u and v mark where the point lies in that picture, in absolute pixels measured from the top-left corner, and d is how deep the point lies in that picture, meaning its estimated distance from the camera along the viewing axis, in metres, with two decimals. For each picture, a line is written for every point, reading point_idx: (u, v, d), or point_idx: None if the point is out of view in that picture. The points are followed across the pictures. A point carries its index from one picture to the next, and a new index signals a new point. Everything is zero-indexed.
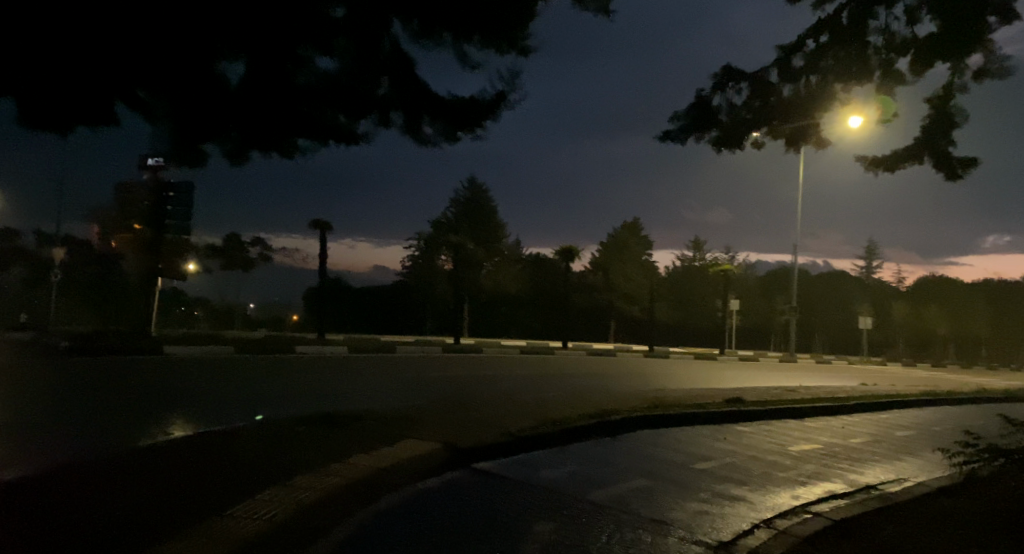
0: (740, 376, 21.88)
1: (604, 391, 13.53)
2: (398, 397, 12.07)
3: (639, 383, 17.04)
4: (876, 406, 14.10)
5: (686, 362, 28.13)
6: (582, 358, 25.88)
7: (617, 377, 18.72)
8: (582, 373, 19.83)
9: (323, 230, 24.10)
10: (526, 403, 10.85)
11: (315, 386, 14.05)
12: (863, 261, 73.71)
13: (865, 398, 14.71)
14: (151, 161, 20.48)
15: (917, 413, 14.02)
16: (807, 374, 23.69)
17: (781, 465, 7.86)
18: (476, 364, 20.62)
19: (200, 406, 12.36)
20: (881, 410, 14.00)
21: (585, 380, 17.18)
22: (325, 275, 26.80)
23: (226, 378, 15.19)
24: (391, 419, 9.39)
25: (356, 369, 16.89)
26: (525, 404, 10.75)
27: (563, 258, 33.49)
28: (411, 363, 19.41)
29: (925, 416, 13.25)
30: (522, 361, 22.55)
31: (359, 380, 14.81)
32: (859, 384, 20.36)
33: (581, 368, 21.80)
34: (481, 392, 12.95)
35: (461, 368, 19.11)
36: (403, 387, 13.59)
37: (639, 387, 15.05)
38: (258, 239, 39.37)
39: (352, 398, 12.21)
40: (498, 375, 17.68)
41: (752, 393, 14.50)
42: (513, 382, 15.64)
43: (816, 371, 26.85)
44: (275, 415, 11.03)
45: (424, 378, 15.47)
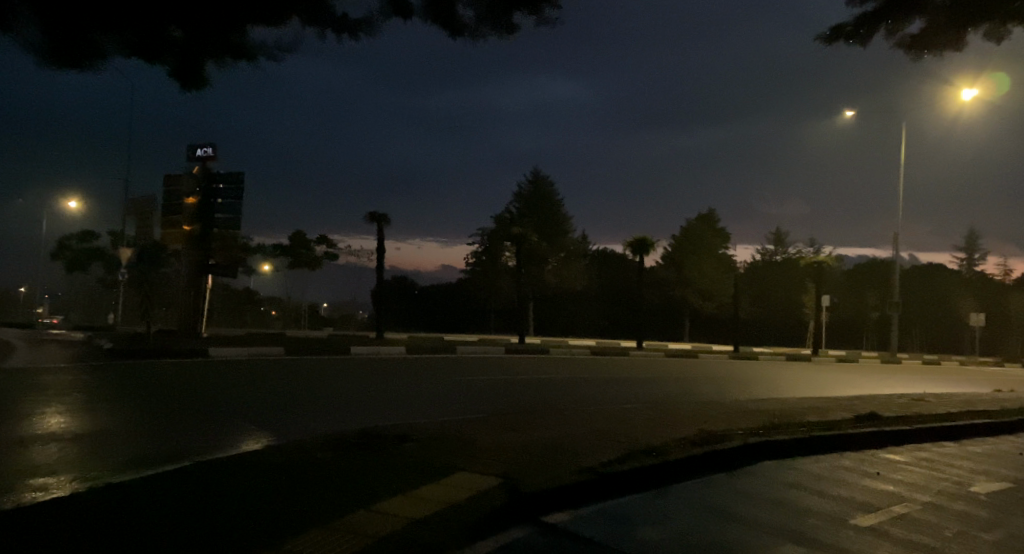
0: (846, 381, 19.16)
1: (699, 404, 11.33)
2: (452, 410, 10.20)
3: (735, 392, 14.69)
4: None
5: (776, 364, 25.39)
6: (662, 361, 23.49)
7: (707, 384, 16.39)
8: (665, 379, 17.58)
9: (381, 224, 22.64)
10: (610, 422, 8.77)
11: (362, 392, 12.31)
12: (963, 253, 68.30)
13: (1021, 411, 11.99)
14: (199, 150, 20.10)
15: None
16: (921, 380, 20.70)
17: (976, 518, 5.55)
18: (546, 368, 18.59)
19: (230, 413, 10.76)
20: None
21: (673, 388, 14.97)
22: (385, 272, 25.32)
23: (267, 382, 13.64)
24: (439, 442, 7.45)
25: (411, 374, 15.09)
26: (610, 423, 8.66)
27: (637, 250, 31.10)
28: (474, 366, 17.53)
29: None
30: (597, 364, 20.41)
31: (411, 386, 13.01)
32: (993, 390, 17.44)
33: (662, 372, 19.48)
34: (553, 406, 10.92)
35: (528, 373, 17.11)
36: (459, 397, 11.71)
37: (739, 398, 12.79)
38: (324, 237, 38.39)
39: (398, 409, 10.36)
40: (570, 383, 15.63)
41: (880, 405, 12.05)
42: (588, 392, 13.56)
43: (929, 374, 23.77)
44: (307, 430, 9.30)
45: (486, 386, 13.54)
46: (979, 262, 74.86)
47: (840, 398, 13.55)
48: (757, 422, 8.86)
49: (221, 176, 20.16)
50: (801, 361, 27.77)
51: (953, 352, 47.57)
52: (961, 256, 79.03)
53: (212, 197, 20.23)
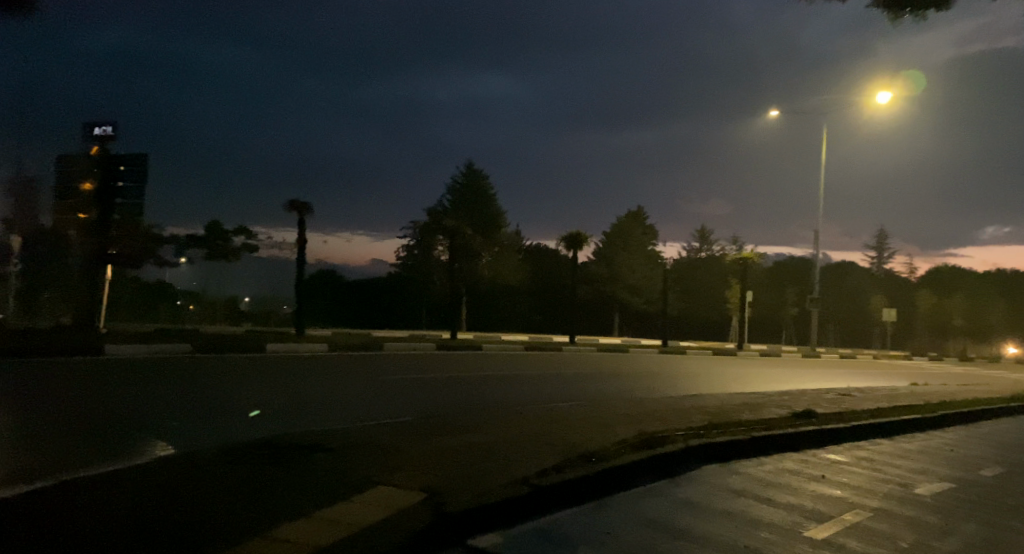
0: (772, 377, 19.33)
1: (630, 402, 10.96)
2: (374, 413, 9.45)
3: (666, 389, 14.43)
4: (963, 416, 11.53)
5: (702, 359, 25.49)
6: (591, 356, 23.23)
7: (638, 380, 16.13)
8: (595, 375, 17.26)
9: (302, 213, 21.52)
10: (541, 425, 8.24)
11: (275, 390, 11.42)
12: (874, 251, 71.25)
13: (945, 406, 12.09)
14: (99, 130, 18.53)
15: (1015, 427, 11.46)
16: (843, 374, 21.08)
17: (927, 525, 5.25)
18: (474, 365, 17.99)
19: (124, 414, 9.71)
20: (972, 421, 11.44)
21: (603, 385, 14.64)
22: (306, 264, 24.20)
23: (172, 381, 12.55)
24: (356, 452, 6.75)
25: (331, 372, 14.24)
26: (541, 427, 8.15)
27: (568, 244, 30.80)
28: (399, 364, 16.75)
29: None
30: (526, 361, 19.92)
31: (329, 385, 12.21)
32: (912, 384, 17.80)
33: (592, 369, 19.16)
34: (481, 407, 10.34)
35: (455, 371, 16.46)
36: (382, 398, 11.00)
37: (669, 395, 12.52)
38: (244, 228, 36.66)
39: (315, 410, 9.58)
40: (498, 380, 15.09)
41: (810, 400, 11.97)
42: (519, 391, 13.04)
43: (848, 368, 24.36)
44: (211, 435, 8.40)
45: (411, 385, 12.82)
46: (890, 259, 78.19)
47: (770, 392, 13.52)
48: (693, 422, 8.52)
49: (124, 158, 18.67)
50: (725, 356, 28.10)
51: (866, 346, 49.45)
52: (873, 254, 82.41)
53: (115, 180, 18.75)
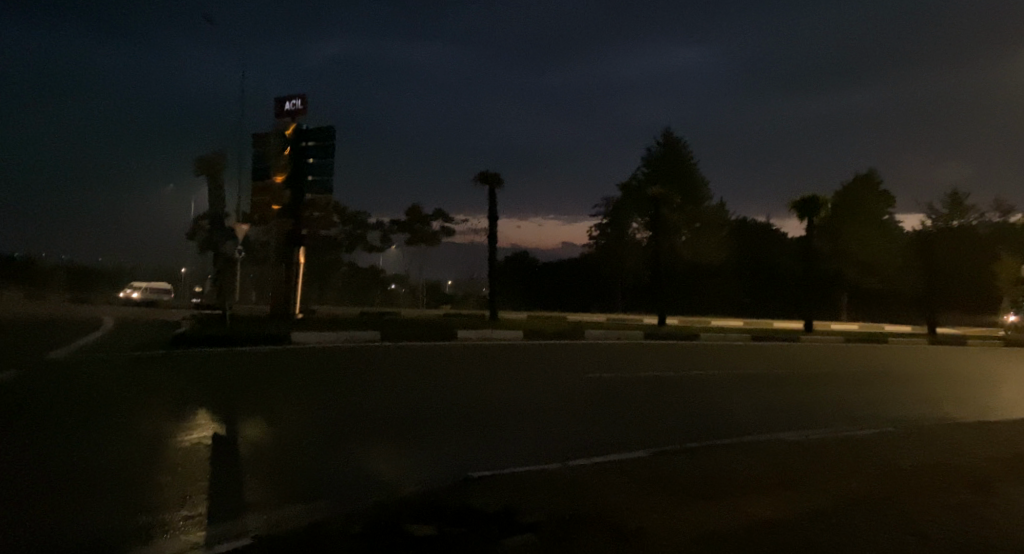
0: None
1: (976, 443, 7.19)
2: (595, 449, 6.49)
3: (990, 414, 10.32)
4: None
5: (988, 355, 20.09)
6: (839, 349, 18.87)
7: (935, 397, 11.95)
8: (864, 381, 13.28)
9: (492, 185, 19.26)
10: (880, 495, 4.90)
11: (460, 394, 8.94)
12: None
13: None
14: (288, 106, 17.45)
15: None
16: None
17: None
18: (702, 361, 14.63)
19: (283, 416, 7.55)
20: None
21: (888, 403, 10.80)
22: (499, 244, 22.05)
23: (352, 371, 10.50)
24: (578, 544, 3.87)
25: (529, 368, 11.67)
26: (882, 501, 4.82)
27: (803, 211, 26.05)
28: (609, 358, 13.84)
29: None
30: (761, 356, 16.21)
31: (528, 390, 9.56)
32: None
33: (850, 369, 14.97)
34: (742, 441, 7.09)
35: (679, 370, 13.21)
36: (595, 416, 8.11)
37: (1018, 425, 8.48)
38: (440, 210, 35.65)
39: (510, 435, 6.89)
40: (740, 388, 11.72)
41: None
42: (777, 410, 9.60)
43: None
44: (378, 461, 5.88)
45: (634, 396, 9.75)
46: None
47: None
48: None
49: (311, 133, 17.42)
50: (1016, 349, 22.28)
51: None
52: None
53: (303, 157, 17.38)
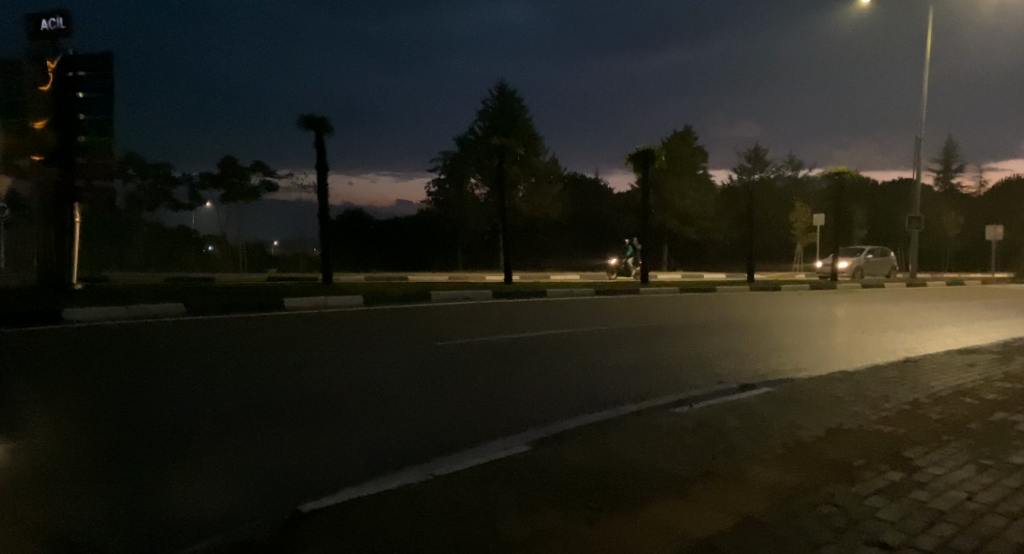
0: (925, 337, 15.40)
1: (853, 407, 6.94)
2: (467, 446, 5.35)
3: (835, 368, 10.54)
4: None
5: (800, 301, 21.44)
6: (676, 299, 19.08)
7: (778, 352, 12.10)
8: (710, 335, 13.26)
9: (319, 130, 17.21)
10: (809, 492, 4.25)
11: (282, 379, 7.46)
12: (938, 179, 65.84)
13: None
14: (47, 24, 14.27)
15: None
16: (991, 328, 16.88)
17: None
18: (551, 319, 13.93)
19: (50, 427, 5.66)
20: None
21: (742, 362, 10.68)
22: (327, 197, 20.01)
23: (148, 354, 8.49)
24: None
25: (366, 338, 10.30)
26: (814, 500, 4.15)
27: (639, 163, 26.19)
28: (456, 321, 12.78)
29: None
30: (606, 309, 15.86)
31: (364, 367, 8.25)
32: None
33: (695, 322, 15.00)
34: (615, 418, 6.29)
35: (535, 330, 12.42)
36: (455, 398, 7.01)
37: (873, 381, 8.50)
38: (260, 163, 32.39)
39: (345, 434, 5.60)
40: (595, 348, 11.11)
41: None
42: (638, 375, 9.01)
43: (982, 317, 20.54)
44: (187, 490, 4.35)
45: (494, 369, 8.67)
46: (951, 184, 71.98)
47: (1002, 377, 9.61)
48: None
49: (81, 60, 14.34)
50: (818, 295, 24.14)
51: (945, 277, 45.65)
52: (941, 167, 76.05)
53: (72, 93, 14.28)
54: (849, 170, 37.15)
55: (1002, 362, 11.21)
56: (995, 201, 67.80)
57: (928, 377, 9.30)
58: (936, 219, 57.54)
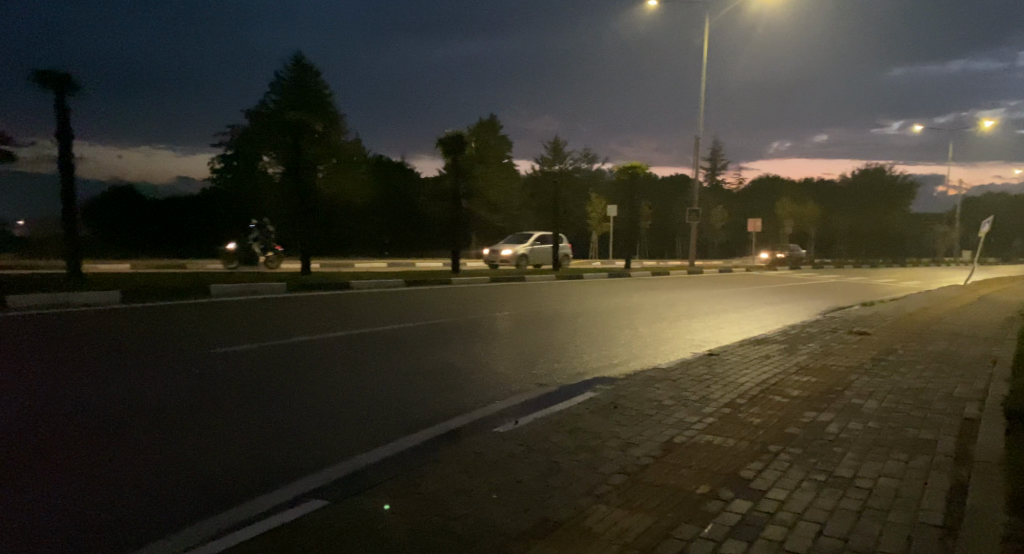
0: (716, 326, 16.04)
1: (676, 414, 6.59)
2: (248, 513, 4.22)
3: (645, 364, 10.38)
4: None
5: (599, 289, 21.81)
6: (484, 290, 18.52)
7: (589, 346, 11.80)
8: (520, 330, 12.71)
9: (62, 87, 14.45)
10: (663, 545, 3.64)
11: (12, 413, 6.31)
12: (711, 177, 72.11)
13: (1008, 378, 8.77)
14: None
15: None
16: (770, 317, 18.04)
17: None
18: (354, 314, 12.73)
19: None
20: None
21: (556, 361, 10.18)
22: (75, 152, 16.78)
23: None
24: None
25: (138, 344, 9.02)
26: None
27: (447, 148, 25.34)
28: (244, 320, 11.18)
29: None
30: (412, 302, 14.85)
31: (126, 389, 7.15)
32: (864, 332, 14.91)
33: (505, 315, 14.48)
34: (427, 449, 5.39)
35: (335, 329, 11.20)
36: (236, 440, 5.79)
37: (687, 381, 8.27)
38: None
39: (69, 501, 4.58)
40: (401, 350, 10.15)
41: (884, 393, 8.43)
42: (448, 384, 8.24)
43: (757, 304, 22.16)
44: None
45: (287, 388, 7.47)
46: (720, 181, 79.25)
47: (795, 369, 9.92)
48: (918, 519, 4.25)
49: None
50: (615, 283, 24.83)
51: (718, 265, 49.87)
52: (710, 166, 83.58)
53: None
54: (640, 164, 38.95)
55: (789, 350, 11.74)
56: (754, 196, 75.59)
57: (734, 372, 9.33)
58: (708, 211, 62.85)
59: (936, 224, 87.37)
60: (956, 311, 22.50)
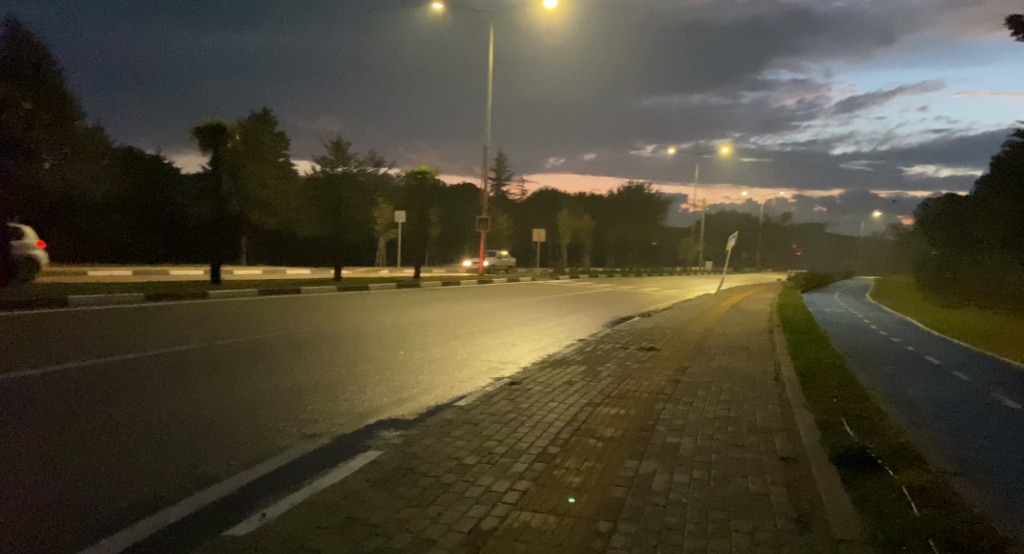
0: (510, 342, 15.09)
1: (480, 479, 5.29)
2: None
3: (437, 397, 9.02)
4: (847, 415, 7.94)
5: (384, 302, 20.12)
6: (252, 305, 16.08)
7: (373, 376, 10.26)
8: (290, 359, 10.85)
9: None
10: None
11: None
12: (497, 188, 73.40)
13: (810, 404, 8.45)
14: None
15: (919, 411, 9.04)
16: (559, 332, 17.46)
17: None
18: (75, 344, 10.10)
19: None
20: (897, 415, 8.57)
21: (332, 401, 8.59)
22: None
23: None
24: None
25: None
26: None
27: (206, 140, 21.85)
28: None
29: (980, 429, 8.28)
30: (160, 323, 12.34)
31: None
32: (653, 345, 14.64)
33: (274, 338, 12.43)
34: None
35: (40, 370, 8.65)
36: None
37: (490, 424, 7.02)
38: None
39: None
40: (131, 398, 7.98)
41: (697, 424, 7.76)
42: (179, 451, 6.47)
43: (546, 315, 21.74)
44: None
45: None
46: (504, 192, 80.68)
47: (600, 395, 9.09)
48: None
49: None
50: (401, 295, 23.28)
51: (502, 272, 50.16)
52: (494, 177, 84.93)
53: None
54: (428, 169, 37.90)
55: (589, 371, 10.97)
56: (537, 206, 77.77)
57: (537, 406, 8.25)
58: (493, 220, 63.39)
59: (692, 237, 96.09)
60: (725, 319, 23.69)
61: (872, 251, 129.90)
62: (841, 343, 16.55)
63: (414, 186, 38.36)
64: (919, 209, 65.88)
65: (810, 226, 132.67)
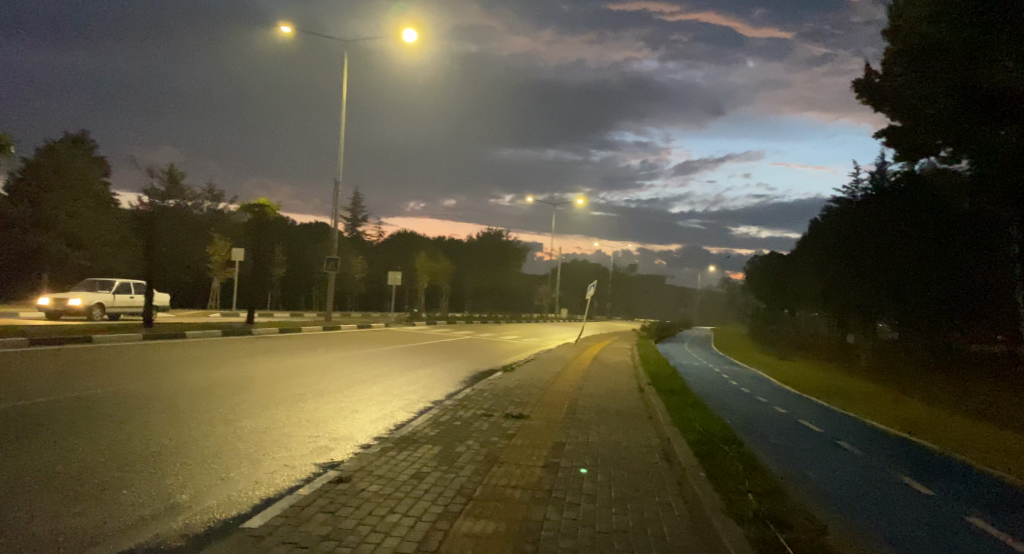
0: (351, 408, 12.48)
1: None
2: None
3: (233, 516, 6.46)
4: (778, 523, 6.15)
5: (205, 356, 16.88)
6: (15, 364, 12.57)
7: (138, 484, 7.45)
8: (28, 457, 7.84)
9: None
10: None
11: None
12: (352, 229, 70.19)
13: (730, 506, 6.63)
14: None
15: (845, 508, 7.45)
16: (410, 392, 15.00)
17: None
18: None
19: None
20: (825, 518, 6.85)
21: (52, 535, 5.80)
22: None
23: None
24: None
25: None
26: None
27: None
28: None
29: (920, 537, 6.66)
30: None
31: None
32: (518, 409, 12.54)
33: (25, 419, 9.30)
34: None
35: None
36: None
37: None
38: None
39: None
40: None
41: (590, 548, 5.70)
42: None
43: (396, 369, 19.17)
44: None
45: None
46: (360, 233, 77.39)
47: (459, 499, 6.83)
48: None
49: None
50: (225, 345, 19.90)
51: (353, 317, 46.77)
52: (351, 216, 81.61)
53: None
54: (270, 203, 34.09)
55: (444, 454, 8.66)
56: (394, 248, 74.95)
57: (369, 528, 5.85)
58: (346, 261, 59.89)
59: (547, 284, 96.45)
60: (589, 372, 22.12)
61: (711, 302, 136.77)
62: (717, 405, 15.19)
63: (254, 220, 34.65)
64: (749, 264, 69.46)
65: (657, 276, 138.20)
